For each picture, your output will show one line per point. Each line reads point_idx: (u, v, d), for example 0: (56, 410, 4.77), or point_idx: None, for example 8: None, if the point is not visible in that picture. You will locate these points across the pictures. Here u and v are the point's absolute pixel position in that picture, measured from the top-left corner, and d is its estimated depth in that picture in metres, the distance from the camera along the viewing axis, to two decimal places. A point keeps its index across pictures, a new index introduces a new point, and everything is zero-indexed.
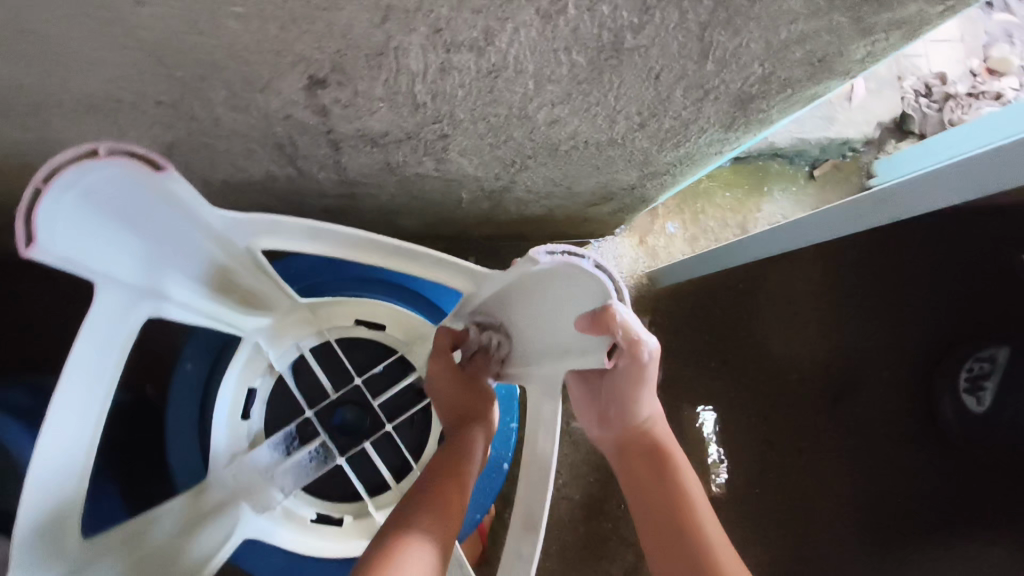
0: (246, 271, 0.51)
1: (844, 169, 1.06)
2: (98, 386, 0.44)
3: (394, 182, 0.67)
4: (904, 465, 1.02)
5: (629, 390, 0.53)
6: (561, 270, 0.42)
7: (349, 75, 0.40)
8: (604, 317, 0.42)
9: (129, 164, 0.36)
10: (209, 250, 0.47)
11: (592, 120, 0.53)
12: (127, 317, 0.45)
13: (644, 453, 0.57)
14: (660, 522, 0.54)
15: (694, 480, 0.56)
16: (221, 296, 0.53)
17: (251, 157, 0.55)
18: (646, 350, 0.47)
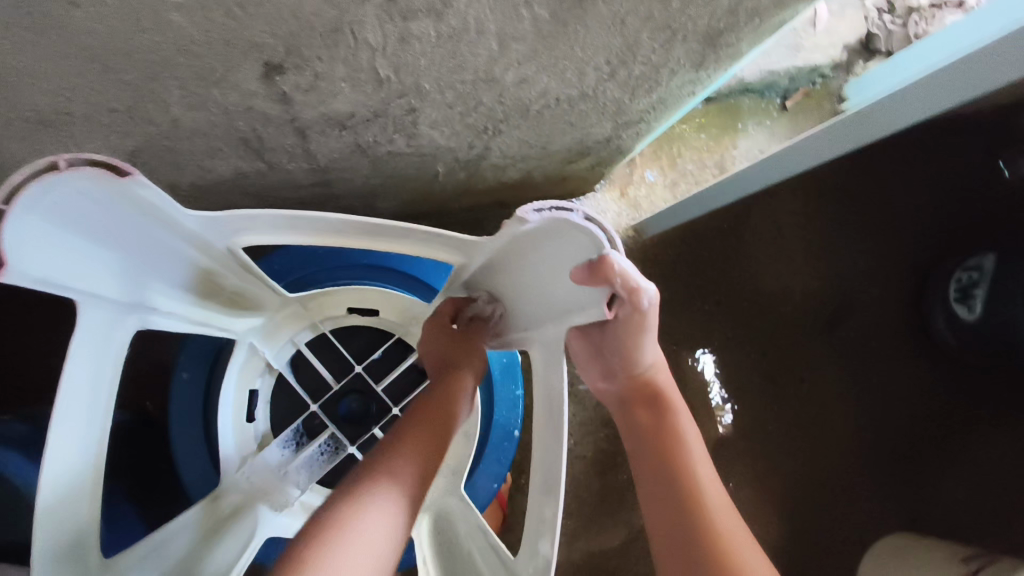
0: (231, 275, 0.50)
1: (815, 96, 1.05)
2: (96, 404, 0.43)
3: (367, 164, 0.65)
4: (902, 381, 1.04)
5: (631, 340, 0.52)
6: (550, 227, 0.41)
7: (306, 57, 0.39)
8: (602, 268, 0.41)
9: (94, 177, 0.35)
10: (190, 258, 0.46)
11: (561, 75, 0.52)
12: (115, 334, 0.44)
13: (646, 403, 0.58)
14: (654, 469, 0.54)
15: (694, 432, 0.56)
16: (208, 301, 0.52)
17: (217, 156, 0.53)
18: (646, 297, 0.46)
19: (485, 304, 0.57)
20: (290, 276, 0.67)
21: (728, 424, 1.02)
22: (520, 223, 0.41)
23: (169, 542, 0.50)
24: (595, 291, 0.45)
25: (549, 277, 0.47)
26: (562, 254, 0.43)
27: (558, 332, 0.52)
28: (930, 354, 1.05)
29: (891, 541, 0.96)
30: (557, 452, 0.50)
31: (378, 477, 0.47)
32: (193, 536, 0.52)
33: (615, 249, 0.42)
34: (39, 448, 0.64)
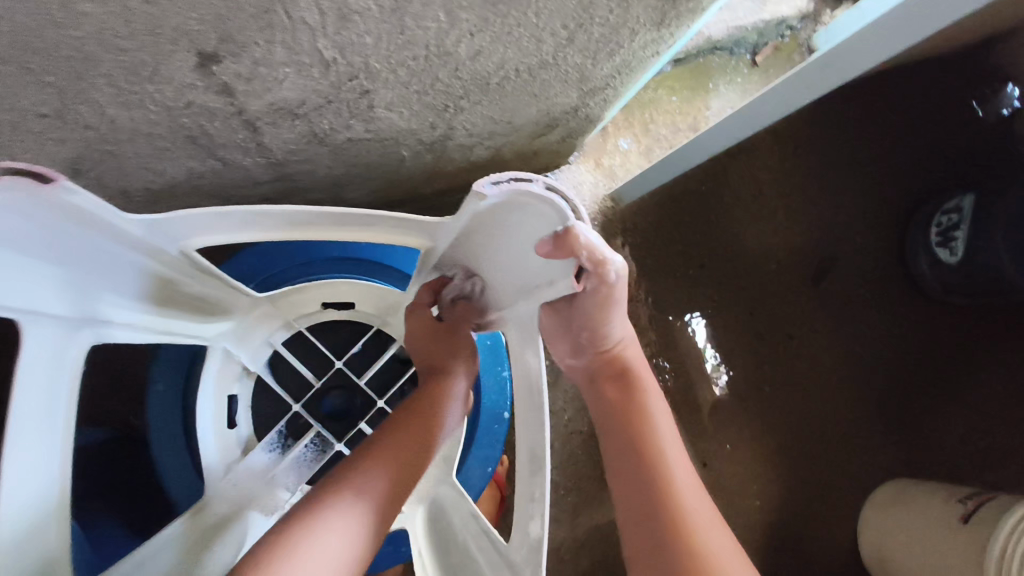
0: (190, 279, 0.48)
1: (785, 50, 1.02)
2: (53, 429, 0.41)
3: (328, 153, 0.63)
4: (889, 329, 1.04)
5: (600, 314, 0.50)
6: (511, 200, 0.40)
7: (242, 43, 0.36)
8: (566, 240, 0.40)
9: (15, 189, 0.33)
10: (143, 271, 0.44)
11: (517, 44, 0.50)
12: (66, 353, 0.42)
13: (615, 382, 0.56)
14: (622, 449, 0.52)
15: (664, 413, 0.55)
16: (171, 308, 0.50)
17: (166, 156, 0.51)
18: (613, 269, 0.44)
19: (463, 280, 0.54)
20: (262, 275, 0.65)
21: (724, 387, 1.02)
22: (478, 198, 0.40)
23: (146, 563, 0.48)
24: (563, 263, 0.44)
25: (516, 253, 0.46)
26: (527, 226, 0.42)
27: (531, 308, 0.51)
28: (916, 300, 1.05)
29: (888, 488, 0.96)
30: (541, 431, 0.49)
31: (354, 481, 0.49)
32: (174, 553, 0.51)
33: (578, 220, 0.40)
34: None
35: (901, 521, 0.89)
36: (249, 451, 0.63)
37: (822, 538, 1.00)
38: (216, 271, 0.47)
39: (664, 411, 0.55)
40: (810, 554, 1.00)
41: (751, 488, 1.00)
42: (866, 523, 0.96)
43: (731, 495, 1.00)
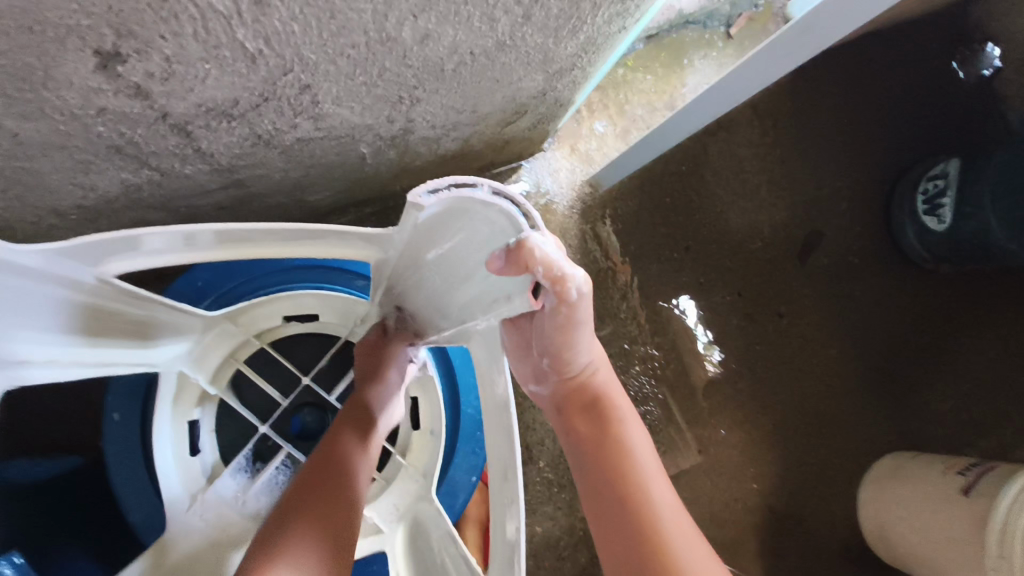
0: (118, 304, 0.43)
1: (759, 20, 1.00)
2: None
3: (279, 156, 0.58)
4: (881, 301, 1.02)
5: (563, 338, 0.46)
6: (453, 204, 0.38)
7: (145, 38, 0.32)
8: (520, 253, 0.38)
9: None
10: (61, 300, 0.39)
11: (469, 24, 0.45)
12: None
13: (583, 407, 0.52)
14: (596, 483, 0.48)
15: (640, 436, 0.51)
16: (106, 337, 0.45)
17: (93, 170, 0.46)
18: (575, 287, 0.40)
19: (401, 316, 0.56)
20: (212, 293, 0.61)
21: (717, 366, 0.99)
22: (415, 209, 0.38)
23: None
24: (519, 279, 0.41)
25: (474, 257, 0.42)
26: (482, 234, 0.40)
27: (490, 322, 0.47)
28: (906, 270, 1.02)
29: (886, 461, 0.94)
30: (510, 437, 0.45)
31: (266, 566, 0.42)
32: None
33: (531, 230, 0.38)
34: None
35: (900, 495, 0.87)
36: (214, 479, 0.59)
37: (823, 519, 0.97)
38: (147, 293, 0.43)
39: (641, 438, 0.51)
40: (812, 535, 0.97)
41: (749, 472, 0.98)
42: (866, 499, 0.93)
43: (729, 480, 0.97)
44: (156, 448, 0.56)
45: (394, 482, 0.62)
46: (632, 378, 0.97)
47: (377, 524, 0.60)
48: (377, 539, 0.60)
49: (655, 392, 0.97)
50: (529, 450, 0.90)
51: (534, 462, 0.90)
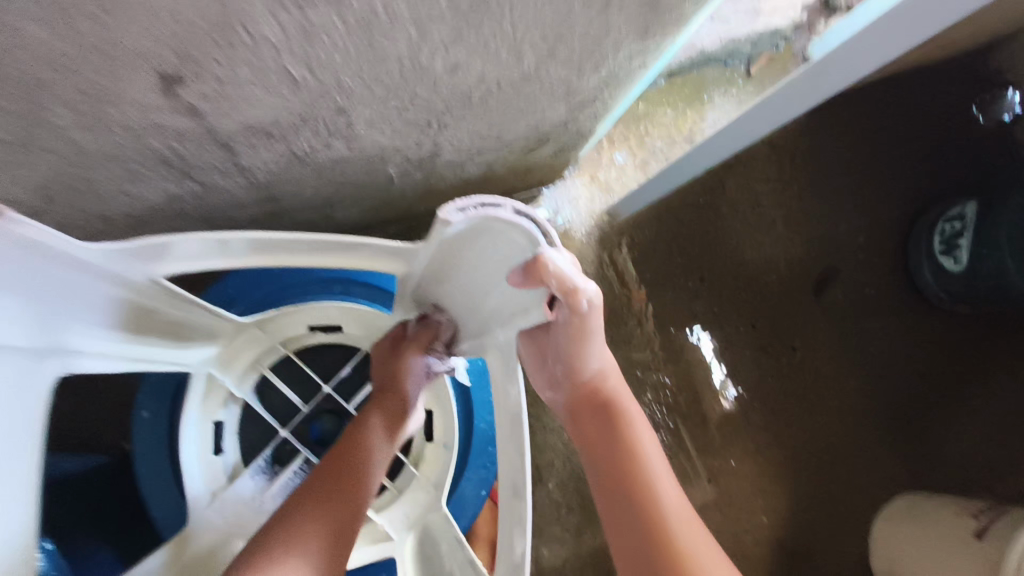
0: (164, 303, 0.46)
1: (780, 60, 0.99)
2: (20, 455, 0.40)
3: (312, 174, 0.62)
4: (895, 339, 1.02)
5: (575, 343, 0.50)
6: (479, 223, 0.40)
7: (203, 64, 0.35)
8: (536, 268, 0.41)
9: None
10: (112, 297, 0.42)
11: (497, 57, 0.49)
12: (31, 382, 0.41)
13: (593, 409, 0.54)
14: (609, 484, 0.50)
15: (647, 435, 0.52)
16: (148, 336, 0.49)
17: (142, 181, 0.50)
18: (586, 297, 0.44)
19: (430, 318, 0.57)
20: (245, 299, 0.64)
21: (734, 402, 1.00)
22: (445, 225, 0.40)
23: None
24: (534, 293, 0.44)
25: (495, 273, 0.45)
26: (502, 251, 0.43)
27: (507, 336, 0.50)
28: (920, 307, 1.02)
29: (900, 503, 0.93)
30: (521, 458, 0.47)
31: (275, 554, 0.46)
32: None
33: (548, 246, 0.41)
34: None
35: (911, 535, 0.86)
36: (235, 478, 0.61)
37: (833, 556, 0.97)
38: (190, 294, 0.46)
39: (649, 437, 0.52)
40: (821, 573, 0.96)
41: (759, 505, 0.97)
42: (878, 540, 0.93)
43: (738, 513, 0.97)
44: (183, 447, 0.59)
45: (405, 492, 0.65)
46: (643, 405, 0.98)
47: (388, 532, 0.61)
48: (386, 547, 0.61)
49: (666, 419, 0.98)
50: (539, 471, 0.91)
51: (543, 483, 0.91)
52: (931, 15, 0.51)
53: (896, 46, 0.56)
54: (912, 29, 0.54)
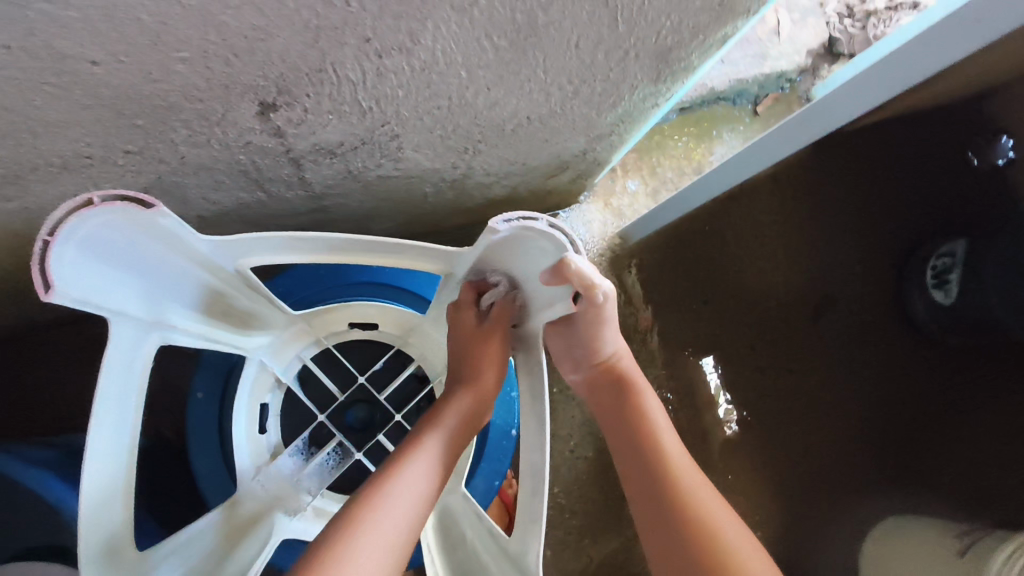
0: (227, 286, 0.55)
1: (785, 100, 1.11)
2: (126, 408, 0.50)
3: (359, 189, 0.70)
4: (888, 365, 1.07)
5: (593, 331, 0.58)
6: (518, 232, 0.48)
7: (295, 95, 0.44)
8: (563, 269, 0.48)
9: (123, 210, 0.41)
10: (201, 280, 0.53)
11: (528, 95, 0.57)
12: (139, 348, 0.51)
13: (612, 388, 0.62)
14: (627, 453, 0.58)
15: (657, 405, 0.61)
16: (219, 320, 0.59)
17: (221, 188, 0.58)
18: (603, 292, 0.50)
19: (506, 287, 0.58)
20: (297, 295, 0.73)
21: (737, 430, 1.06)
22: (491, 232, 0.48)
23: (187, 551, 0.55)
24: (561, 289, 0.52)
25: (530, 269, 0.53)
26: (535, 256, 0.51)
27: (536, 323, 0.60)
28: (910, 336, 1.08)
29: (890, 523, 0.99)
30: (541, 459, 0.56)
31: (384, 496, 0.51)
32: (212, 540, 0.58)
33: (573, 252, 0.48)
34: (64, 472, 0.68)
35: (891, 548, 0.93)
36: (276, 456, 0.69)
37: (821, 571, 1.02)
38: (263, 287, 0.56)
39: (659, 407, 0.61)
40: None
41: (752, 518, 1.03)
42: (866, 559, 0.97)
43: None
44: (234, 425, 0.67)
45: None
46: None
47: None
48: None
49: None
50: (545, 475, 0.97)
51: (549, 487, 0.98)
52: (908, 65, 0.58)
53: (878, 94, 0.64)
54: (892, 79, 0.61)
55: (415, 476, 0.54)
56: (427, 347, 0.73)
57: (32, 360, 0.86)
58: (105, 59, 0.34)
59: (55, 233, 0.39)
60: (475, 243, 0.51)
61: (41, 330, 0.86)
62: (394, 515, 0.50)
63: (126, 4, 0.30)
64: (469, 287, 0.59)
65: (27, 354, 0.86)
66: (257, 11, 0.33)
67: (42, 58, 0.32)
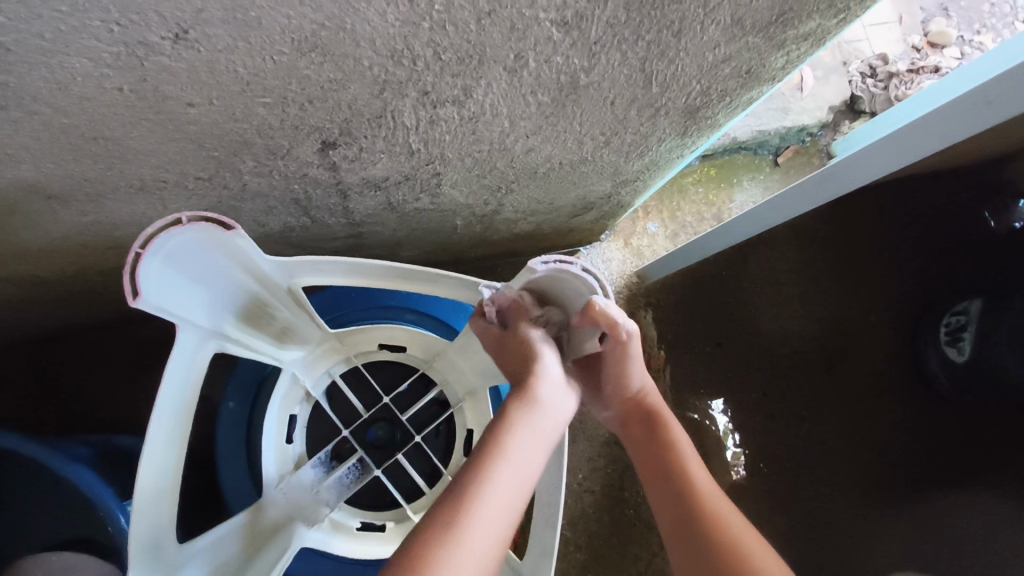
0: (272, 298, 0.60)
1: (805, 153, 1.15)
2: (178, 408, 0.56)
3: (396, 219, 0.74)
4: (896, 420, 1.08)
5: (620, 370, 0.61)
6: (553, 273, 0.55)
7: (355, 136, 0.48)
8: (591, 310, 0.54)
9: (205, 230, 0.47)
10: (255, 292, 0.58)
11: (563, 144, 0.61)
12: (197, 354, 0.56)
13: (640, 423, 0.64)
14: (662, 487, 0.60)
15: (684, 438, 0.63)
16: (264, 332, 0.64)
17: (272, 213, 0.62)
18: (626, 331, 0.56)
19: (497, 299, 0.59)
20: (330, 315, 0.76)
21: (744, 475, 1.05)
22: (529, 272, 0.54)
23: (209, 553, 0.59)
24: (591, 330, 0.59)
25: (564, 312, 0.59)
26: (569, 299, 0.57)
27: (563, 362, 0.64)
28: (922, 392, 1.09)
29: None
30: (557, 496, 0.59)
31: (472, 509, 0.45)
32: (236, 543, 0.62)
33: (601, 295, 0.55)
34: (101, 469, 0.71)
35: None
36: (300, 467, 0.72)
37: None
38: (309, 306, 0.61)
39: (686, 440, 0.63)
40: None
41: None
42: None
43: None
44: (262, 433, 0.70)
45: None
46: None
47: None
48: None
49: None
50: None
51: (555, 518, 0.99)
52: (922, 139, 0.61)
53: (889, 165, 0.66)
54: (902, 152, 0.64)
55: (510, 483, 0.48)
56: (449, 372, 0.76)
57: (72, 359, 0.91)
58: (199, 101, 0.38)
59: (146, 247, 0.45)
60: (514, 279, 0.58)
61: (84, 331, 0.90)
62: (481, 537, 0.44)
63: (227, 59, 0.34)
64: (477, 319, 0.60)
65: (68, 354, 0.91)
66: (336, 67, 0.38)
67: (146, 98, 0.37)
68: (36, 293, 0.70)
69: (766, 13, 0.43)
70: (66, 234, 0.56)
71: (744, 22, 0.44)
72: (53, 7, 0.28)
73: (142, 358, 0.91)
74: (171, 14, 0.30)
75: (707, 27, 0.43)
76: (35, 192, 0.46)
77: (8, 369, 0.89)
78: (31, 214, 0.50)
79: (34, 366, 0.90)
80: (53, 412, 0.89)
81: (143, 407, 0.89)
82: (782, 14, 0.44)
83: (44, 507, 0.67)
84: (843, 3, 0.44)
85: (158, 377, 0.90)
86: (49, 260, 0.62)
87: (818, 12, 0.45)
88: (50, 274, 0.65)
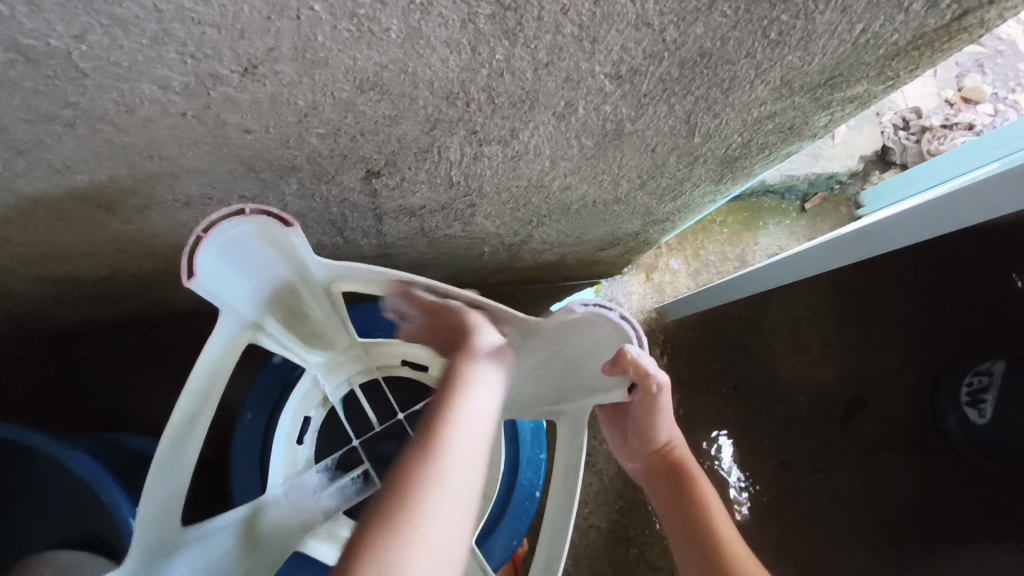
0: (311, 300, 0.60)
1: (833, 200, 1.15)
2: (205, 400, 0.54)
3: (425, 243, 0.75)
4: (911, 479, 1.06)
5: (646, 422, 0.62)
6: (588, 317, 0.55)
7: (398, 167, 0.49)
8: (621, 359, 0.55)
9: (265, 222, 0.47)
10: (299, 292, 0.58)
11: (599, 184, 0.61)
12: (233, 346, 0.55)
13: (667, 478, 0.64)
14: (689, 544, 0.60)
15: (712, 494, 0.63)
16: (298, 331, 0.64)
17: (307, 231, 0.63)
18: (656, 383, 0.57)
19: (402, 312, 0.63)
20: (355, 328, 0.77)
21: (746, 515, 1.04)
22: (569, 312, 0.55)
23: (217, 541, 0.58)
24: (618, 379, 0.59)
25: (594, 357, 0.59)
26: (601, 347, 0.58)
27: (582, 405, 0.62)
28: (941, 452, 1.06)
29: None
30: (563, 542, 0.58)
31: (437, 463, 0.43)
32: (232, 537, 0.59)
33: (635, 345, 0.56)
34: (115, 471, 0.72)
35: None
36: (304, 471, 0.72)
37: None
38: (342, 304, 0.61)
39: (713, 496, 0.63)
40: None
41: None
42: None
43: None
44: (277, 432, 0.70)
45: None
46: None
47: None
48: None
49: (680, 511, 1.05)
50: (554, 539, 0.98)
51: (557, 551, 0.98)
52: (953, 211, 0.61)
53: (914, 233, 0.65)
54: (935, 224, 0.63)
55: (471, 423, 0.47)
56: None
57: (94, 356, 0.92)
58: (256, 128, 0.39)
59: (208, 233, 0.45)
60: (548, 318, 0.57)
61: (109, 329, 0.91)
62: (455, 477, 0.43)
63: (290, 93, 0.35)
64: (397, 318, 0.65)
65: (90, 351, 0.92)
66: (392, 105, 0.38)
67: (207, 124, 0.38)
68: (70, 293, 0.71)
69: (816, 76, 0.44)
70: (108, 241, 0.57)
71: (793, 83, 0.44)
72: (135, 39, 0.29)
73: (164, 360, 0.92)
74: (244, 51, 0.31)
75: (756, 86, 0.44)
76: (85, 201, 0.47)
77: (32, 360, 0.90)
78: (80, 220, 0.51)
79: (58, 360, 0.91)
80: (71, 407, 0.90)
81: (159, 409, 0.90)
82: (830, 79, 0.44)
83: (57, 505, 0.67)
84: (892, 71, 0.45)
85: (176, 380, 0.91)
86: (88, 263, 0.63)
87: (866, 79, 0.45)
88: (87, 276, 0.66)
